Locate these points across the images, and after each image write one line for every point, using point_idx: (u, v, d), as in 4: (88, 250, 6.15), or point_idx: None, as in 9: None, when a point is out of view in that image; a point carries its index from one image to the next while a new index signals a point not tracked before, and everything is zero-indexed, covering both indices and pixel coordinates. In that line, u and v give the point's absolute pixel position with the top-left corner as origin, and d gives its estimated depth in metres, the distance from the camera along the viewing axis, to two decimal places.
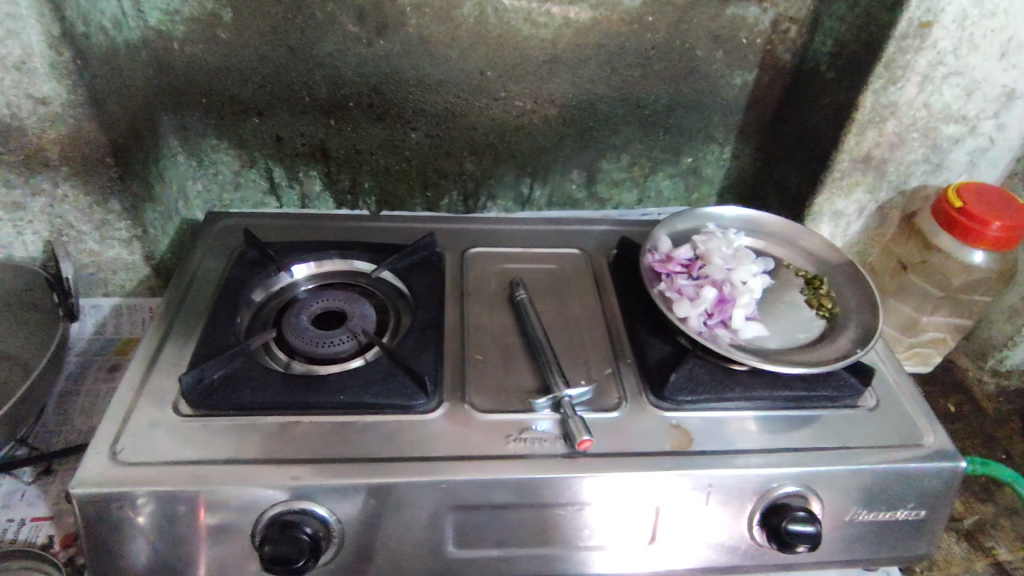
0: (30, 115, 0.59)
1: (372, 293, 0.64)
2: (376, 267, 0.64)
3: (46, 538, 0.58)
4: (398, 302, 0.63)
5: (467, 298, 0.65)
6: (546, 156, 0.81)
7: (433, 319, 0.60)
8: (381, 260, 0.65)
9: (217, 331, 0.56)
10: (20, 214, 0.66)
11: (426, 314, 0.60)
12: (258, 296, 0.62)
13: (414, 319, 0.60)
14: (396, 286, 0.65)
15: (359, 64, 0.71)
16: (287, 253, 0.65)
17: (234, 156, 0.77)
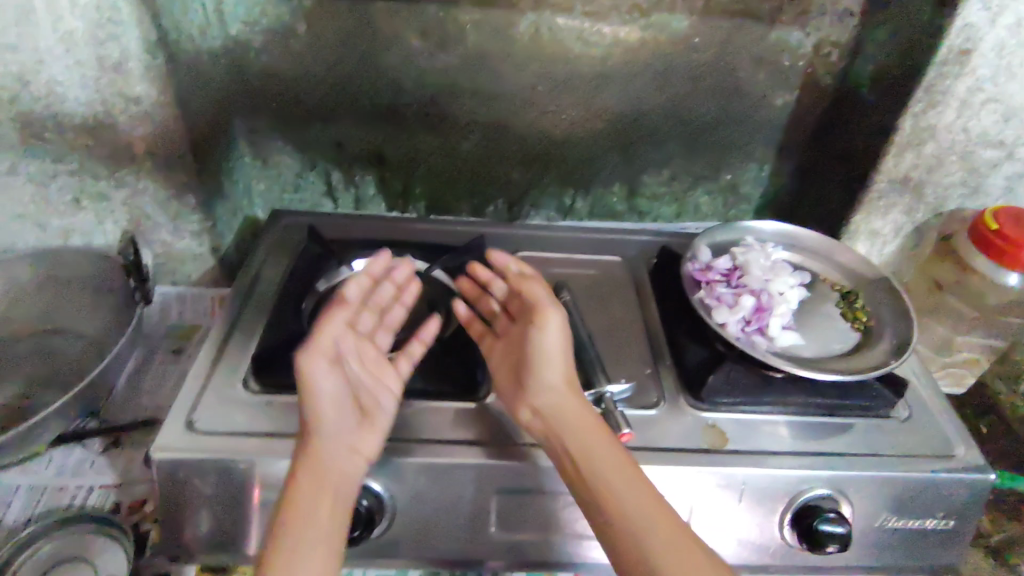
0: (122, 112, 0.65)
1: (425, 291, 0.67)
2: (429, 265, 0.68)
3: (113, 503, 0.61)
4: (450, 300, 0.65)
5: None
6: (590, 168, 0.84)
7: None
8: (434, 259, 0.69)
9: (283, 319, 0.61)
10: (104, 204, 0.71)
11: None
12: (319, 286, 0.65)
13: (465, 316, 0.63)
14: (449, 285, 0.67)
15: (419, 76, 0.75)
16: (348, 249, 0.70)
17: (297, 158, 0.82)
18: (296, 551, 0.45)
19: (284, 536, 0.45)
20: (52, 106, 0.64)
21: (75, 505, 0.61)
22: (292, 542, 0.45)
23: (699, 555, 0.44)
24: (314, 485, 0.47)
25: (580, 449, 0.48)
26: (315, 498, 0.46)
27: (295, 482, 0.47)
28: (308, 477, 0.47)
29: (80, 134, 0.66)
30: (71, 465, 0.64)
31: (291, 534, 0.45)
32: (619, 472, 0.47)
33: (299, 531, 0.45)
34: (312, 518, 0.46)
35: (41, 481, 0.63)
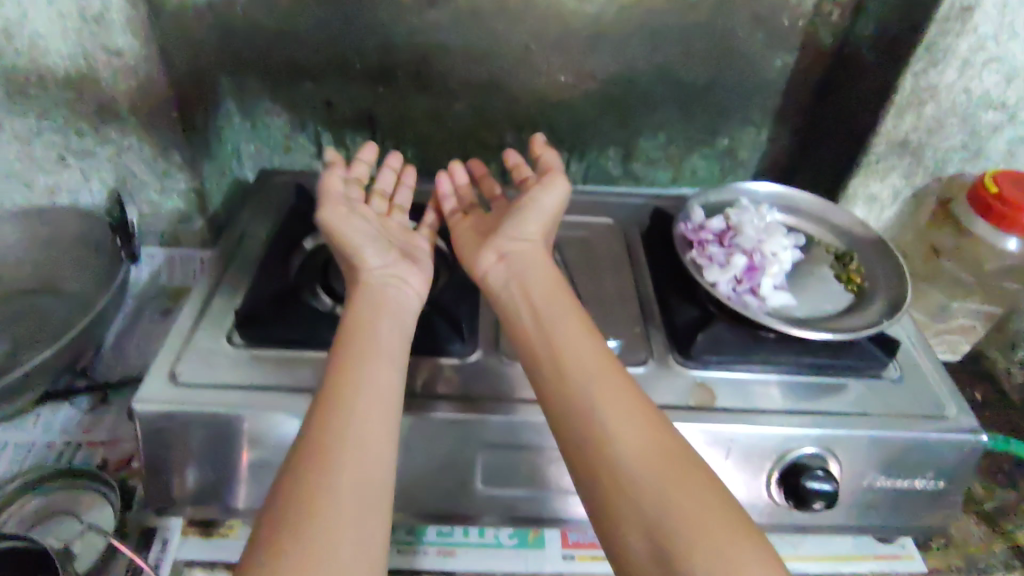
0: (105, 65, 0.63)
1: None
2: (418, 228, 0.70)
3: (100, 460, 0.61)
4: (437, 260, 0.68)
5: None
6: (584, 131, 0.83)
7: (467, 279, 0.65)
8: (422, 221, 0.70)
9: (272, 276, 0.62)
10: (89, 161, 0.70)
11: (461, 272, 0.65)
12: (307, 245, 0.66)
13: (452, 276, 0.65)
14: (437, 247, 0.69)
15: (410, 33, 0.74)
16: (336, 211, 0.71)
17: (286, 119, 0.81)
18: (342, 452, 0.42)
19: (313, 449, 0.42)
20: (35, 60, 0.63)
21: (62, 462, 0.61)
22: (333, 446, 0.43)
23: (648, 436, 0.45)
24: (349, 399, 0.45)
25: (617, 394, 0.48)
26: (363, 410, 0.45)
27: (324, 396, 0.46)
28: (343, 389, 0.46)
29: (64, 89, 0.65)
30: (58, 422, 0.64)
31: (320, 446, 0.42)
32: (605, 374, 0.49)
33: (330, 444, 0.43)
34: (361, 423, 0.44)
35: (27, 438, 0.62)
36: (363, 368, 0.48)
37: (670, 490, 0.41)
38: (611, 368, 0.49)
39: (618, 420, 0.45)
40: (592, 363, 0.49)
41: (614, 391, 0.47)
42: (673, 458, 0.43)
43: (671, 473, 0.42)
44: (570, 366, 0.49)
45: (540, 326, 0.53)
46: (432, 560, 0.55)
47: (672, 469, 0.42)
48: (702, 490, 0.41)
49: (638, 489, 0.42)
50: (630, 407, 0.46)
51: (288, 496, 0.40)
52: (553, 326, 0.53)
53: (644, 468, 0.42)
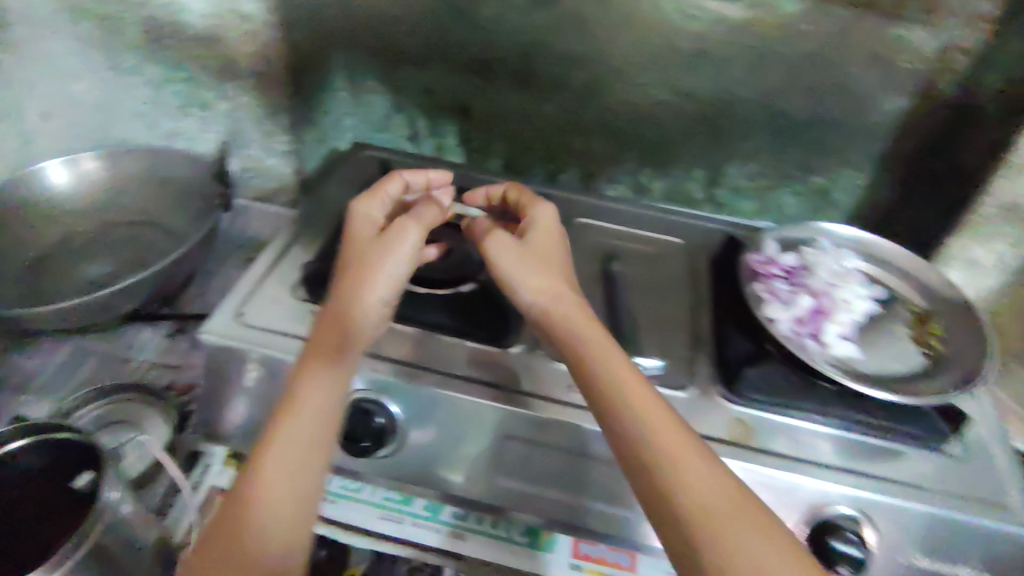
0: (232, 27, 0.69)
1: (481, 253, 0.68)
2: None
3: (168, 382, 0.67)
4: None
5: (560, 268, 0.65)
6: (672, 149, 0.82)
7: None
8: None
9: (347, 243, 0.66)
10: (207, 113, 0.77)
11: None
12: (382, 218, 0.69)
13: None
14: None
15: (515, 32, 0.76)
16: None
17: (388, 100, 0.85)
18: (276, 487, 0.44)
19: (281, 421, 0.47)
20: None
21: (136, 377, 0.67)
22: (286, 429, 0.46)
23: (694, 492, 0.42)
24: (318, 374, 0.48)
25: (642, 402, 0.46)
26: (320, 384, 0.48)
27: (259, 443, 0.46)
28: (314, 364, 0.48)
29: (194, 44, 0.71)
30: (139, 341, 0.70)
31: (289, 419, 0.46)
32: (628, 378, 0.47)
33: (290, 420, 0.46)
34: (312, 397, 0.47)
35: (112, 350, 0.69)
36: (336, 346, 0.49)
37: (714, 569, 0.40)
38: (646, 406, 0.45)
39: (666, 483, 0.42)
40: (629, 409, 0.45)
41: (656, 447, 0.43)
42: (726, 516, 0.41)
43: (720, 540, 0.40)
44: (605, 415, 0.46)
45: (577, 371, 0.48)
46: (437, 542, 0.56)
47: (714, 534, 0.41)
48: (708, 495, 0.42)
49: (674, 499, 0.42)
50: (673, 458, 0.43)
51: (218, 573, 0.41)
52: (591, 373, 0.47)
53: (695, 539, 0.41)
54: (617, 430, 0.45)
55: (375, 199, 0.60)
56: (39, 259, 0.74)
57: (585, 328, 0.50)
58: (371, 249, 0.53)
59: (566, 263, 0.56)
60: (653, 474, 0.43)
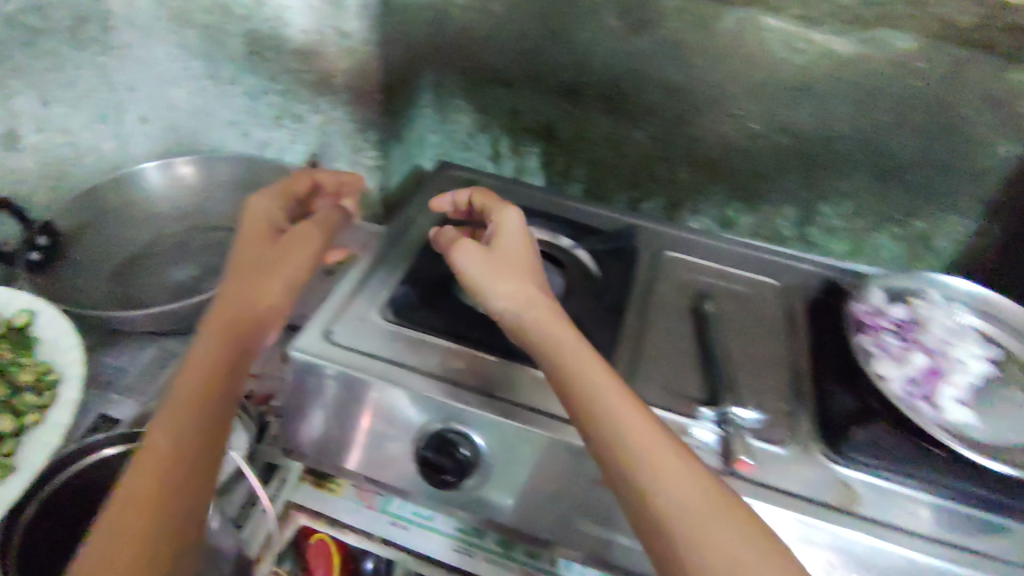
0: (332, 44, 0.69)
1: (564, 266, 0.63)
2: (575, 245, 0.66)
3: (249, 390, 0.68)
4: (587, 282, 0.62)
5: (651, 303, 0.63)
6: (763, 184, 0.79)
7: (616, 305, 0.60)
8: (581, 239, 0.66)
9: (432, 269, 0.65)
10: (299, 126, 0.78)
11: (612, 297, 0.60)
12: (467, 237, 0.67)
13: (600, 300, 0.60)
14: (588, 268, 0.64)
15: (610, 57, 0.74)
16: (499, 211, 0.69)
17: (474, 119, 0.85)
18: (169, 467, 0.41)
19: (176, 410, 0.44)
20: (277, 28, 0.70)
21: None
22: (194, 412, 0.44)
23: (665, 486, 0.40)
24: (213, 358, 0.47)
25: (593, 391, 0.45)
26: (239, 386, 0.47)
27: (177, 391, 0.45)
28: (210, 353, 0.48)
29: (293, 58, 0.72)
30: None
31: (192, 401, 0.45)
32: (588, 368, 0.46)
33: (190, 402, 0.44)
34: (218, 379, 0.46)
35: None
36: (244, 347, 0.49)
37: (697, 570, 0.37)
38: (620, 401, 0.44)
39: (640, 479, 0.40)
40: (591, 404, 0.44)
41: (624, 442, 0.42)
42: (698, 507, 0.39)
43: (684, 529, 0.38)
44: (579, 413, 0.44)
45: (550, 372, 0.47)
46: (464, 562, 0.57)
47: (680, 523, 0.38)
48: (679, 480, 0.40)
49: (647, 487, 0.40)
50: (647, 454, 0.41)
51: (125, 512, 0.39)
52: (571, 372, 0.46)
53: (661, 533, 0.39)
54: (594, 426, 0.43)
55: (310, 223, 0.64)
56: (129, 261, 0.75)
57: (556, 327, 0.49)
58: (276, 259, 0.57)
59: (538, 263, 0.56)
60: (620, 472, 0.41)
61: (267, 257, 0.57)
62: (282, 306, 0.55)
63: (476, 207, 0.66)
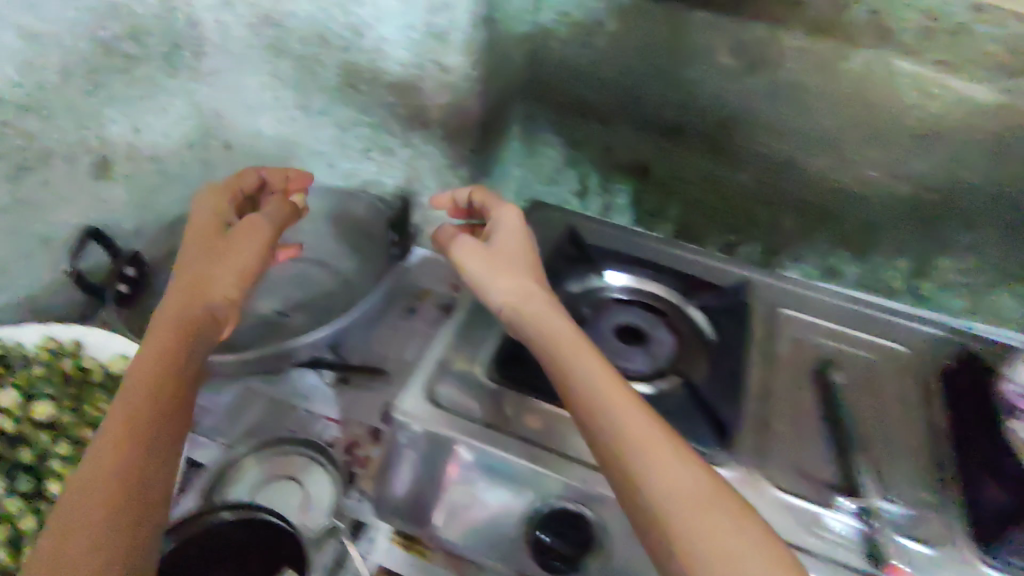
0: (431, 78, 0.67)
1: (683, 330, 0.60)
2: (686, 299, 0.62)
3: (333, 437, 0.65)
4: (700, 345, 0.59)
5: (773, 370, 0.58)
6: (876, 233, 0.74)
7: (734, 370, 0.56)
8: (692, 292, 0.63)
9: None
10: (388, 159, 0.76)
11: (728, 361, 0.57)
12: (573, 287, 0.63)
13: (717, 365, 0.56)
14: (702, 329, 0.60)
15: (717, 96, 0.70)
16: (604, 259, 0.66)
17: (564, 154, 0.82)
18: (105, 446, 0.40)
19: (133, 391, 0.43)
20: (374, 61, 0.67)
21: (303, 428, 0.66)
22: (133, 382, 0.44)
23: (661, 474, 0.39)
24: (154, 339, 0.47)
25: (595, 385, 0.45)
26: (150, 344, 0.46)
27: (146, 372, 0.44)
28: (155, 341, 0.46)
29: (389, 91, 0.69)
30: (304, 390, 0.69)
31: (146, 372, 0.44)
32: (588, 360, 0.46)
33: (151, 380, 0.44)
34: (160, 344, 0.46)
35: (279, 395, 0.69)
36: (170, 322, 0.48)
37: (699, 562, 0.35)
38: (620, 402, 0.43)
39: (634, 469, 0.40)
40: (598, 397, 0.44)
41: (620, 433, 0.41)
42: (691, 494, 0.38)
43: (671, 509, 0.37)
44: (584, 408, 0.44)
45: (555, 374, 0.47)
46: None
47: (670, 503, 0.37)
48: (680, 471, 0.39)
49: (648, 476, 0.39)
50: (642, 445, 0.40)
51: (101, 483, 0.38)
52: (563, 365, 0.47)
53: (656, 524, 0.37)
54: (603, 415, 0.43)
55: (215, 194, 0.60)
56: None
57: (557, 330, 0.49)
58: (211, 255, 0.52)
59: (540, 266, 0.57)
60: (619, 466, 0.41)
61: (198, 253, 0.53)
62: (237, 297, 0.52)
63: (476, 204, 0.65)
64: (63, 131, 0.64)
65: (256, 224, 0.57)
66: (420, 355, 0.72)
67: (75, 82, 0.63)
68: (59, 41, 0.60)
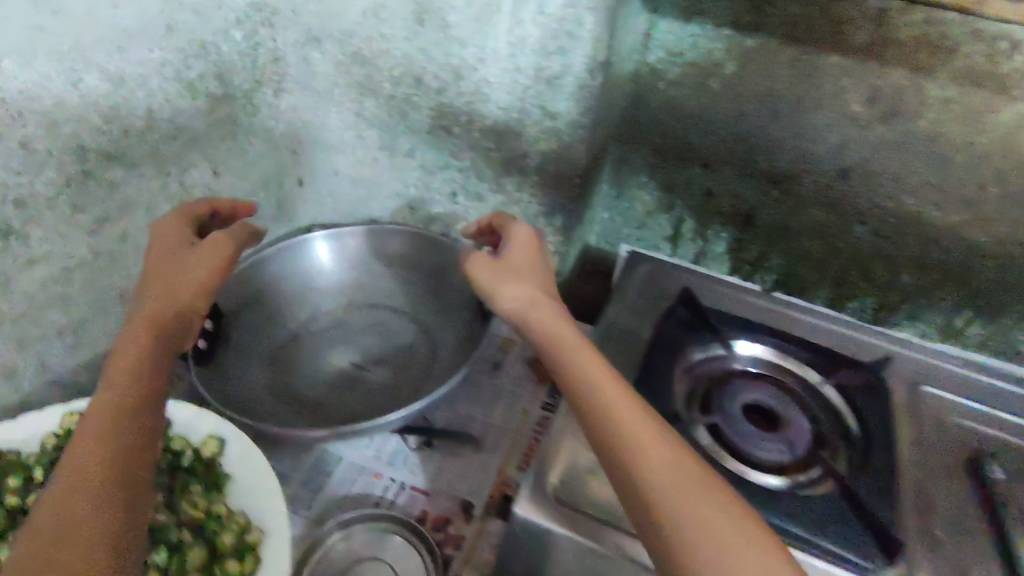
0: (534, 123, 0.62)
1: (819, 414, 0.55)
2: (823, 378, 0.56)
3: (421, 512, 0.59)
4: (840, 434, 0.53)
5: (922, 461, 0.53)
6: (1012, 298, 0.67)
7: (890, 465, 0.50)
8: (830, 369, 0.57)
9: (661, 396, 0.54)
10: (476, 204, 0.71)
11: (883, 455, 0.51)
12: (696, 357, 0.58)
13: (868, 461, 0.50)
14: (841, 416, 0.55)
15: (841, 144, 0.64)
16: (726, 324, 0.60)
17: (657, 198, 0.76)
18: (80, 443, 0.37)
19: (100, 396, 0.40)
20: (473, 104, 0.62)
21: (387, 499, 0.61)
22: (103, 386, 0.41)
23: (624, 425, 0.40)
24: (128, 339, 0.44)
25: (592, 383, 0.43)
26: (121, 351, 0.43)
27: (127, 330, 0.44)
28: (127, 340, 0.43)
29: (484, 135, 0.64)
30: (386, 455, 0.64)
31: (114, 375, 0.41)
32: (589, 357, 0.45)
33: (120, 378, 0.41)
34: (128, 355, 0.42)
35: (358, 460, 0.63)
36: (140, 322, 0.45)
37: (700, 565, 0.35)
38: (614, 395, 0.42)
39: (600, 419, 0.41)
40: (595, 394, 0.42)
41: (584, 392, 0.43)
42: (648, 442, 0.40)
43: (674, 511, 0.37)
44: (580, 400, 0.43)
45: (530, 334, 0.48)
46: None
47: (635, 452, 0.39)
48: (674, 463, 0.39)
49: (644, 468, 0.38)
50: (606, 397, 0.42)
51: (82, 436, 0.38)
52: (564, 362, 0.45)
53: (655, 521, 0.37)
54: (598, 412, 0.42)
55: (182, 215, 0.55)
56: (285, 344, 0.69)
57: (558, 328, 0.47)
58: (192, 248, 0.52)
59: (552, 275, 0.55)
60: (585, 417, 0.42)
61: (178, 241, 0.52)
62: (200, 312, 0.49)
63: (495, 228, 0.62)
64: (143, 181, 0.57)
65: (222, 238, 0.54)
66: (509, 420, 0.66)
67: (158, 126, 0.57)
68: (145, 82, 0.54)
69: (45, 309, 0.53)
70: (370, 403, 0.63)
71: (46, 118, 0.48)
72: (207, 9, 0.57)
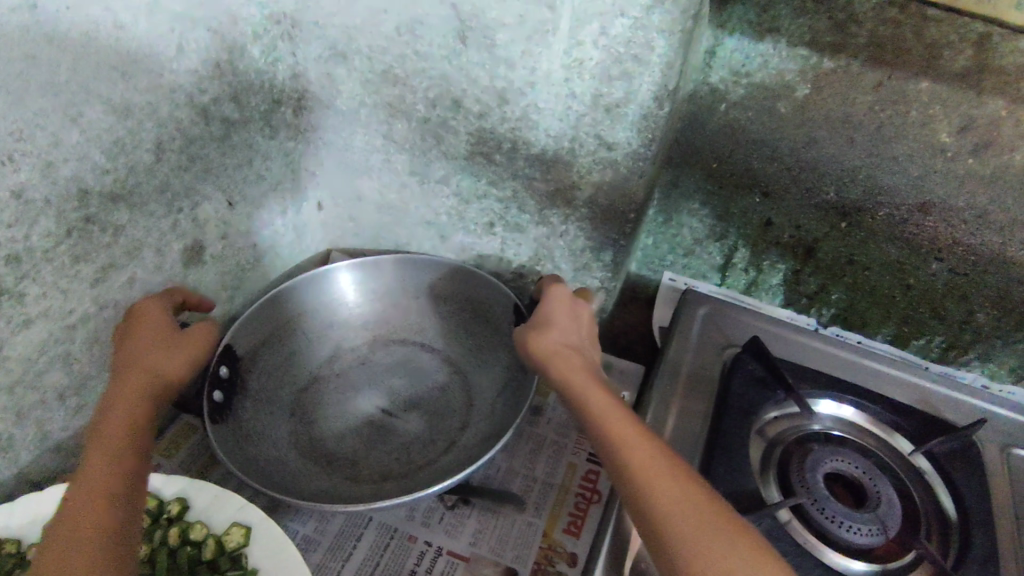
0: (588, 153, 0.55)
1: (905, 485, 0.50)
2: (915, 448, 0.51)
3: None
4: (932, 513, 0.48)
5: None
6: None
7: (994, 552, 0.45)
8: (918, 436, 0.52)
9: (733, 466, 0.48)
10: (514, 235, 0.64)
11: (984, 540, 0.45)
12: (768, 415, 0.53)
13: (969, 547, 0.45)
14: (932, 491, 0.49)
15: (923, 177, 0.58)
16: (799, 380, 0.55)
17: (708, 226, 0.70)
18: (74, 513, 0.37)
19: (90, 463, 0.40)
20: (519, 130, 0.56)
21: (422, 567, 0.54)
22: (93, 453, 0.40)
23: (632, 453, 0.40)
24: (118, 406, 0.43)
25: (608, 425, 0.43)
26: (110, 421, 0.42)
27: (120, 385, 0.44)
28: (115, 405, 0.43)
29: (530, 164, 0.58)
30: (421, 514, 0.58)
31: (105, 443, 0.41)
32: (605, 399, 0.44)
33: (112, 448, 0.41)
34: (119, 425, 0.42)
35: (390, 521, 0.57)
36: (128, 390, 0.44)
37: None
38: (629, 436, 0.41)
39: (615, 462, 0.41)
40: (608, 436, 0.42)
41: (591, 413, 0.44)
42: (661, 479, 0.39)
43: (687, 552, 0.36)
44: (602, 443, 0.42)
45: (539, 359, 0.49)
46: None
47: (646, 495, 0.39)
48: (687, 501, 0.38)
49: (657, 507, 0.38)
50: (618, 438, 0.42)
51: (84, 477, 0.39)
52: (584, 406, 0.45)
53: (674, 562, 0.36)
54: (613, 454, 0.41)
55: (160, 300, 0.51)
56: (305, 389, 0.63)
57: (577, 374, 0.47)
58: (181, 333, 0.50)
59: (589, 324, 0.54)
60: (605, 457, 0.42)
61: (163, 320, 0.50)
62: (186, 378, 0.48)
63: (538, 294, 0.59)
64: (152, 221, 0.51)
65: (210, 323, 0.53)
66: (554, 474, 0.61)
67: (168, 158, 0.50)
68: (153, 111, 0.48)
69: (46, 370, 0.47)
70: (404, 460, 0.58)
71: (41, 160, 0.41)
72: (222, 24, 0.51)
